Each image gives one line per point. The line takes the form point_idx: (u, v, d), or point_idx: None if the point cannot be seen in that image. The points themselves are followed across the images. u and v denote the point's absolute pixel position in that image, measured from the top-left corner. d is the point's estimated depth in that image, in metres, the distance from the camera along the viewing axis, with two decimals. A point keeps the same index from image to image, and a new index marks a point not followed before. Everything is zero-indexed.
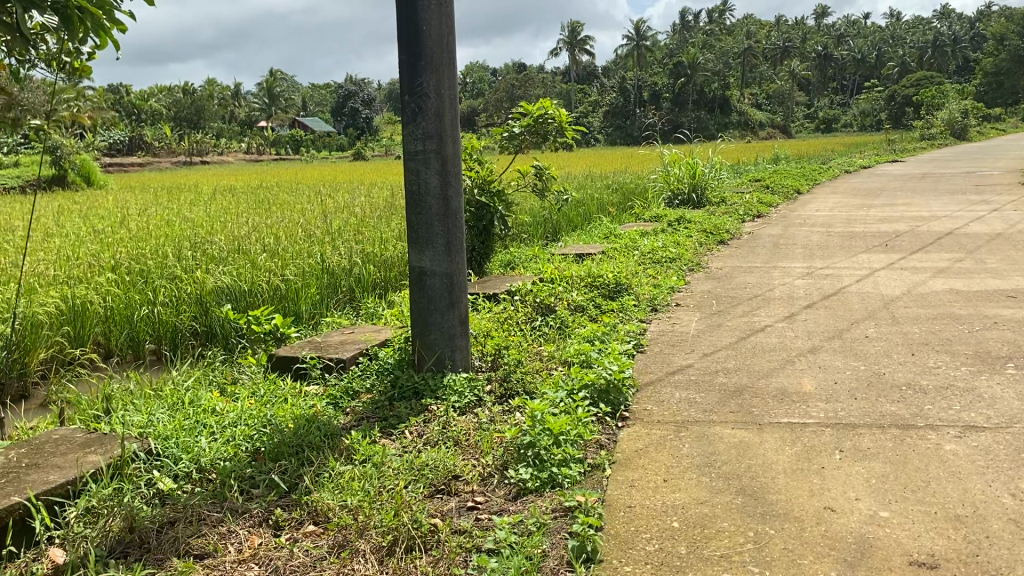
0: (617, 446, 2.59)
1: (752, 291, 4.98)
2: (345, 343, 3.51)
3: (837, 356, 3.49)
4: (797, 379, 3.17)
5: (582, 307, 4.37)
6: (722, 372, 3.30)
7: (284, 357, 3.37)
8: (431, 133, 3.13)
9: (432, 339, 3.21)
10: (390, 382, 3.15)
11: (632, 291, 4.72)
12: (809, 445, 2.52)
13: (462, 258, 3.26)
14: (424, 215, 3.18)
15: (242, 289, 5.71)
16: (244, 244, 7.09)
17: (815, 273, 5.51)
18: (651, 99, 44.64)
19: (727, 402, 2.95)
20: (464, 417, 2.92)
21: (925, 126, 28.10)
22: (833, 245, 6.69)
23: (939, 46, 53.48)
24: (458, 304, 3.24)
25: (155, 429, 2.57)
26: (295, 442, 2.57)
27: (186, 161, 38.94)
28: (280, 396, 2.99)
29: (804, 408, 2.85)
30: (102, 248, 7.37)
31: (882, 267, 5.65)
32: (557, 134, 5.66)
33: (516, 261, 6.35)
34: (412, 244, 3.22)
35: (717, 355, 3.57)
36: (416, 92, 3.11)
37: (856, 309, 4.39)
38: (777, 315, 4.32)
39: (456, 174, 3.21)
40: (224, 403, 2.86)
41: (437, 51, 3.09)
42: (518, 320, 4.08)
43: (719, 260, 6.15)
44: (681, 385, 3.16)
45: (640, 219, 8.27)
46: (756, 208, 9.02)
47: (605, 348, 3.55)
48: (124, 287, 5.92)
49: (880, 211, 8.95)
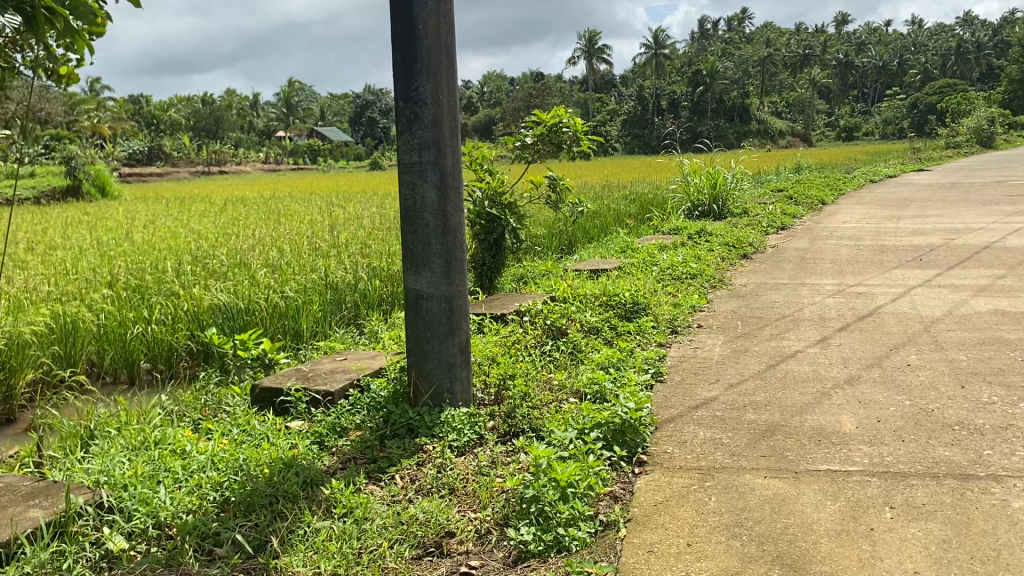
0: (633, 499, 2.28)
1: (780, 312, 4.65)
2: (336, 372, 3.21)
3: (878, 388, 3.15)
4: (835, 417, 2.84)
5: (596, 329, 4.06)
6: (751, 407, 2.98)
7: (267, 388, 3.07)
8: (427, 142, 2.83)
9: (429, 369, 2.91)
10: (382, 418, 2.86)
11: (650, 310, 4.41)
12: (854, 500, 2.19)
13: (463, 279, 2.96)
14: (421, 232, 2.88)
15: (239, 307, 5.41)
16: (247, 258, 6.82)
17: (847, 291, 5.16)
18: (669, 108, 44.25)
19: (757, 443, 2.63)
20: (461, 460, 2.62)
21: (950, 134, 27.57)
22: (863, 260, 6.33)
23: (962, 53, 52.77)
24: (459, 330, 2.94)
25: (111, 476, 2.27)
26: (268, 492, 2.27)
27: (205, 172, 39.08)
28: (259, 436, 2.70)
29: (845, 452, 2.52)
30: (102, 263, 7.14)
31: (918, 284, 5.29)
32: (572, 144, 5.36)
33: (529, 277, 6.06)
34: (408, 264, 2.92)
35: (745, 387, 3.24)
36: (411, 98, 2.82)
37: (894, 333, 4.04)
38: (808, 339, 3.98)
39: (456, 188, 2.91)
40: (195, 443, 2.56)
41: (434, 52, 2.79)
42: (526, 344, 3.77)
43: (743, 276, 5.82)
44: (704, 422, 2.83)
45: (659, 231, 7.96)
46: (780, 219, 8.68)
47: (620, 378, 3.24)
48: (118, 305, 5.66)
49: (911, 223, 8.57)
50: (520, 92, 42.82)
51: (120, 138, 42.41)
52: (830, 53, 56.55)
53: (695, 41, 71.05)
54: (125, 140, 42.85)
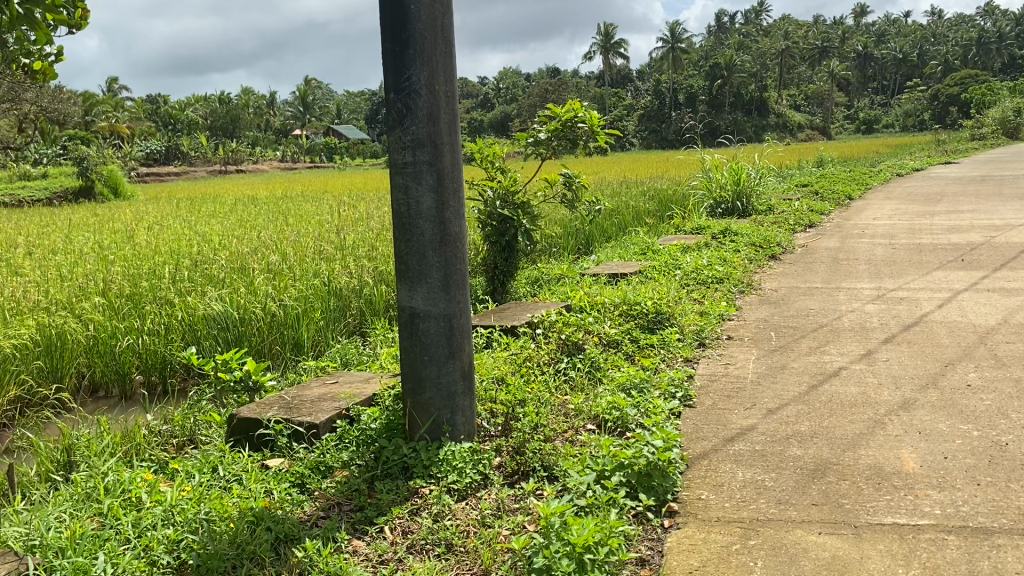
0: (664, 564, 1.91)
1: (817, 321, 4.25)
2: (323, 398, 2.86)
3: (937, 415, 2.76)
4: (893, 453, 2.45)
5: (615, 344, 3.70)
6: (795, 439, 2.60)
7: (243, 420, 2.71)
8: (421, 139, 2.48)
9: (427, 399, 2.55)
10: (373, 455, 2.50)
11: (675, 321, 4.03)
12: (932, 567, 1.81)
13: (465, 295, 2.60)
14: (415, 243, 2.52)
15: (234, 317, 5.01)
16: (247, 262, 6.49)
17: (887, 296, 4.76)
18: (687, 102, 43.61)
19: (806, 487, 2.25)
20: (462, 507, 2.27)
21: (975, 126, 26.88)
22: (900, 261, 5.90)
23: (984, 43, 51.67)
24: (460, 352, 2.58)
25: (45, 539, 1.94)
26: (231, 553, 1.93)
27: (221, 171, 38.97)
28: (229, 480, 2.36)
29: (912, 500, 2.14)
30: (97, 269, 6.84)
31: (964, 287, 4.88)
32: (589, 139, 4.96)
33: (543, 281, 5.70)
34: (401, 278, 2.56)
35: (786, 413, 2.85)
36: (402, 88, 2.46)
37: (947, 345, 3.65)
38: (851, 353, 3.58)
39: (455, 192, 2.55)
40: (155, 490, 2.23)
41: (429, 36, 2.43)
42: (539, 361, 3.43)
43: (772, 279, 5.44)
44: (742, 459, 2.46)
45: (680, 230, 7.58)
46: (808, 217, 8.26)
47: (643, 405, 2.89)
48: (108, 315, 5.33)
49: (945, 219, 8.12)
50: (536, 89, 42.40)
51: (136, 138, 42.40)
52: (848, 45, 55.73)
53: (713, 35, 70.06)
54: (140, 139, 42.93)
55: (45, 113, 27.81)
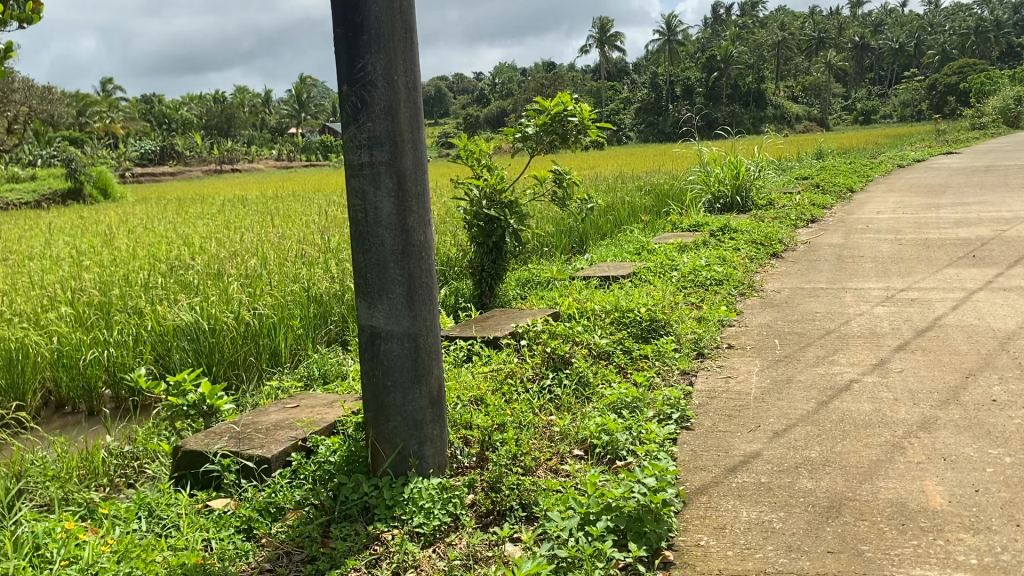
0: None
1: (823, 326, 3.97)
2: (279, 427, 2.57)
3: (963, 438, 2.47)
4: (916, 485, 2.17)
5: (606, 355, 3.44)
6: (804, 468, 2.32)
7: (188, 453, 2.42)
8: (378, 136, 2.19)
9: (391, 429, 2.27)
10: (330, 493, 2.22)
11: (672, 328, 3.74)
12: None
13: (432, 311, 2.32)
14: (375, 254, 2.24)
15: (205, 327, 4.57)
16: (225, 268, 6.15)
17: (897, 297, 4.48)
18: (685, 94, 43.18)
19: (821, 529, 1.97)
20: (427, 557, 1.98)
21: (976, 116, 26.53)
22: (908, 258, 5.62)
23: (981, 32, 51.24)
24: (428, 376, 2.30)
25: None
26: None
27: (215, 170, 38.47)
28: (164, 531, 2.08)
29: (942, 546, 1.85)
30: (68, 276, 6.51)
31: (978, 286, 4.60)
32: (580, 134, 4.65)
33: (533, 283, 5.43)
34: (361, 294, 2.28)
35: (793, 436, 2.57)
36: (356, 80, 2.18)
37: (965, 352, 3.37)
38: (862, 363, 3.30)
39: (418, 196, 2.27)
40: (72, 542, 1.94)
41: (385, 20, 2.13)
42: (522, 377, 3.16)
43: (774, 279, 5.16)
44: (746, 495, 2.18)
45: (677, 227, 7.30)
46: (810, 211, 7.97)
47: (635, 427, 2.61)
48: (73, 328, 4.99)
49: (951, 212, 7.84)
50: (533, 83, 41.94)
51: (129, 138, 41.90)
52: (846, 35, 55.39)
53: (710, 28, 69.68)
54: (135, 138, 42.62)
55: (37, 114, 27.50)
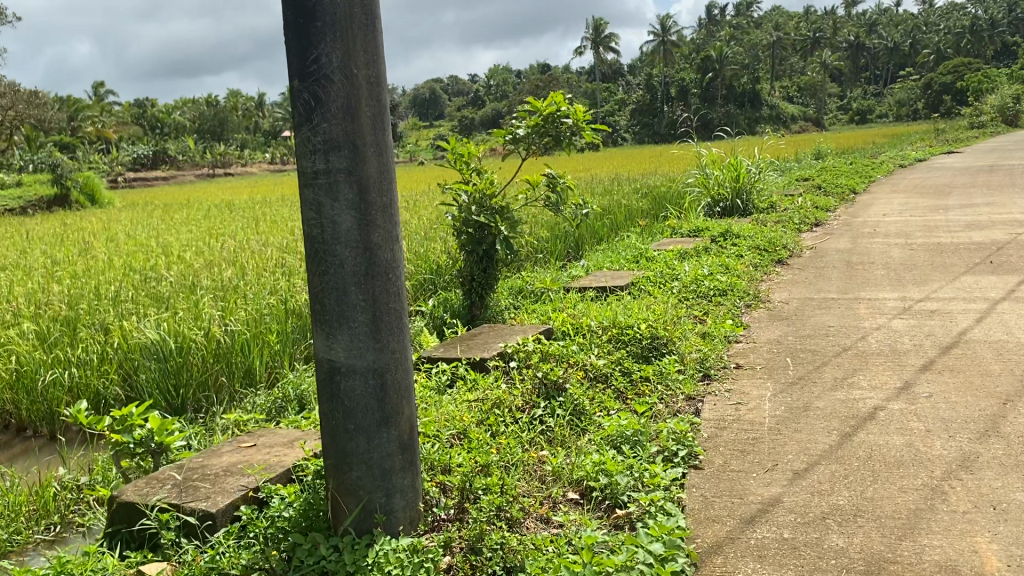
0: None
1: (837, 342, 3.66)
2: (229, 473, 2.26)
3: (1012, 480, 2.16)
4: (966, 543, 1.85)
5: (603, 378, 3.13)
6: (833, 519, 2.01)
7: (124, 506, 2.12)
8: (336, 139, 1.87)
9: (354, 479, 1.96)
10: (284, 558, 1.91)
11: (674, 347, 3.42)
12: None
13: (401, 342, 2.00)
14: (333, 276, 1.92)
15: (170, 346, 4.08)
16: (200, 281, 5.76)
17: (914, 309, 4.17)
18: (680, 95, 42.84)
19: None
20: None
21: (975, 113, 26.18)
22: (921, 264, 5.32)
23: (977, 31, 50.95)
24: (397, 417, 1.98)
25: None
26: None
27: (207, 172, 38.06)
28: None
29: None
30: (35, 289, 6.13)
31: (1000, 296, 4.29)
32: (574, 136, 4.33)
33: (526, 292, 5.13)
34: (318, 323, 1.97)
35: (817, 478, 2.26)
36: (309, 74, 1.86)
37: (998, 373, 3.06)
38: (885, 387, 2.99)
39: (384, 209, 1.95)
40: None
41: (342, 3, 1.81)
42: (510, 406, 2.84)
43: (781, 289, 4.85)
44: (768, 555, 1.87)
45: (675, 232, 7.00)
46: (814, 215, 7.66)
47: (638, 468, 2.30)
48: (32, 346, 4.59)
49: (961, 215, 7.53)
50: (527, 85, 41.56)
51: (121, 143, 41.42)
52: (842, 35, 55.10)
53: (705, 29, 69.39)
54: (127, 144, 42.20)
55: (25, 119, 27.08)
